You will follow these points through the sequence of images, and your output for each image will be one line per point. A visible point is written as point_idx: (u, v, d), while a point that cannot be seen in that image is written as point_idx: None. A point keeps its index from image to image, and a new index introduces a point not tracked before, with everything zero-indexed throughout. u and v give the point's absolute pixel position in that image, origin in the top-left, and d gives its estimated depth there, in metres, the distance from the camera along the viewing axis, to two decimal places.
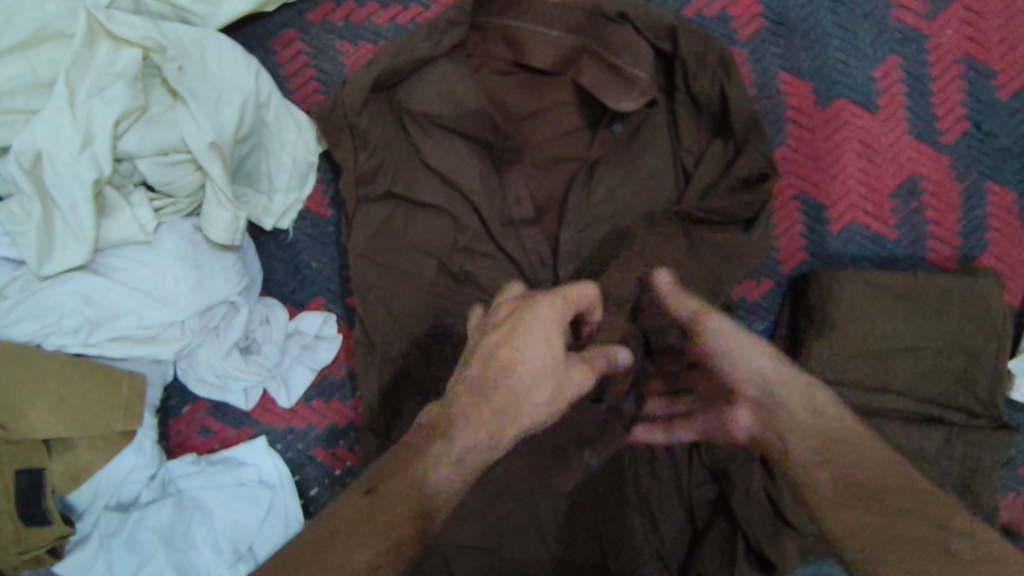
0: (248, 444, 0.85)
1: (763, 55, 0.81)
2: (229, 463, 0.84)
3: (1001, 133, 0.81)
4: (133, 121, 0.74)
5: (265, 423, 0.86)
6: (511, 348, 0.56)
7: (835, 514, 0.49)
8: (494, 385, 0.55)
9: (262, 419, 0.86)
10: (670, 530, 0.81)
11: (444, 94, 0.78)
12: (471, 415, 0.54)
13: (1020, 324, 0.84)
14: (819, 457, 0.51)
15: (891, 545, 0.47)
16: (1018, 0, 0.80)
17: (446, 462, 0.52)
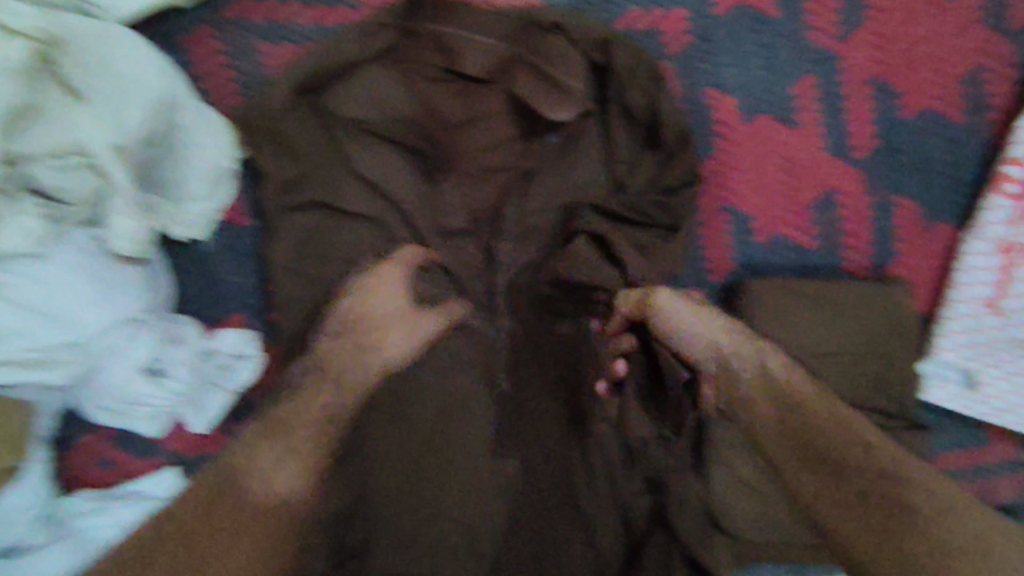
0: (158, 474, 0.78)
1: (690, 70, 0.84)
2: (135, 497, 0.76)
3: (906, 150, 0.87)
4: (20, 118, 0.64)
5: (177, 450, 0.80)
6: (366, 302, 0.71)
7: (813, 499, 0.66)
8: (368, 328, 0.71)
9: (174, 446, 0.79)
10: (607, 542, 0.78)
11: (375, 100, 0.76)
12: (341, 353, 0.69)
13: (925, 329, 0.89)
14: (800, 459, 0.68)
15: (853, 526, 0.63)
16: (917, 27, 0.86)
17: (326, 389, 0.67)
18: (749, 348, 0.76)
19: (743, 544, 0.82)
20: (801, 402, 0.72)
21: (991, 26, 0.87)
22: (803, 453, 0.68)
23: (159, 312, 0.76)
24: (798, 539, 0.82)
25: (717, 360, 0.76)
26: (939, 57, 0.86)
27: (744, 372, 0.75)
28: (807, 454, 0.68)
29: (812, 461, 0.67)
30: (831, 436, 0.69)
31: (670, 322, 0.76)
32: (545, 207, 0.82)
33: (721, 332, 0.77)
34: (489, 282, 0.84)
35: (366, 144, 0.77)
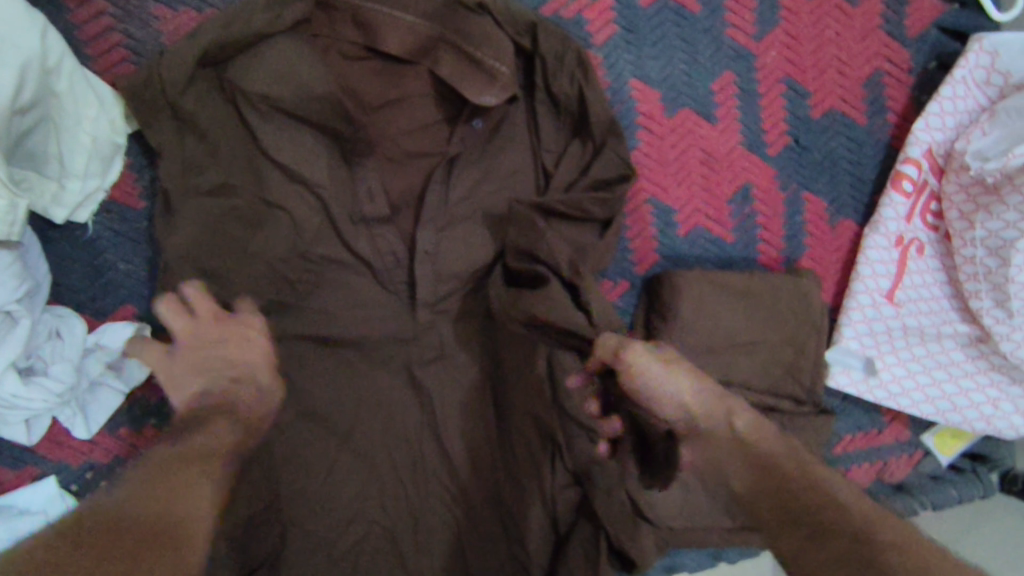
0: (34, 486, 0.69)
1: (615, 60, 0.83)
2: (6, 514, 0.67)
3: (815, 147, 0.90)
4: None
5: (55, 460, 0.70)
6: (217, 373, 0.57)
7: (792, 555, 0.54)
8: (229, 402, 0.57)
9: (51, 456, 0.70)
10: (534, 537, 0.78)
11: (285, 75, 0.69)
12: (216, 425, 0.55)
13: (833, 318, 0.93)
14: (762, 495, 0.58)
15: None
16: (826, 29, 0.90)
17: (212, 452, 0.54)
18: (720, 412, 0.63)
19: (667, 532, 0.82)
20: (755, 448, 0.61)
21: (889, 33, 0.92)
22: (779, 496, 0.57)
23: (35, 306, 0.66)
24: (716, 523, 0.84)
25: (686, 421, 0.63)
26: (845, 60, 0.91)
27: (714, 432, 0.62)
28: (767, 489, 0.58)
29: (784, 508, 0.56)
30: (804, 490, 0.57)
31: (650, 385, 0.62)
32: (469, 196, 0.78)
33: (700, 388, 0.63)
34: (410, 273, 0.78)
35: (276, 122, 0.71)
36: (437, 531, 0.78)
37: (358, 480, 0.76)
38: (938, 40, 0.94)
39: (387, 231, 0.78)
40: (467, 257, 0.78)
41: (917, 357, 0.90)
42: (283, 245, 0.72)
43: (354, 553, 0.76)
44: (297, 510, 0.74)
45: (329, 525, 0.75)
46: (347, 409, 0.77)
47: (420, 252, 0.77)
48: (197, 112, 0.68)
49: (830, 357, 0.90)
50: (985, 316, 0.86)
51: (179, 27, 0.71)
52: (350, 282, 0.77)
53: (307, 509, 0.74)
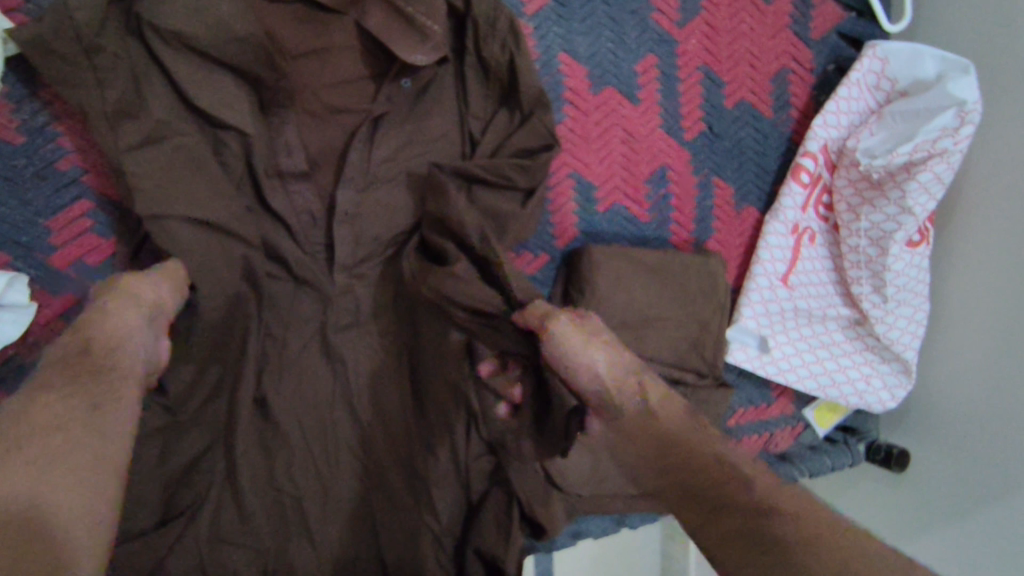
0: None
1: (546, 32, 0.83)
2: None
3: (726, 136, 0.95)
4: None
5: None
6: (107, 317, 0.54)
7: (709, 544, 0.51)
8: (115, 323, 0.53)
9: None
10: (445, 508, 0.77)
11: (202, 11, 0.64)
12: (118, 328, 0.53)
13: (733, 298, 1.00)
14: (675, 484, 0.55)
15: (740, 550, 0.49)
16: (742, 24, 0.95)
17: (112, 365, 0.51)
18: (633, 384, 0.63)
19: (574, 499, 0.84)
20: (662, 427, 0.59)
21: (796, 34, 0.98)
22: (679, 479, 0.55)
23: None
24: (623, 490, 0.87)
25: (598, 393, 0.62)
26: (757, 55, 0.96)
27: (624, 411, 0.61)
28: (667, 467, 0.56)
29: (686, 485, 0.54)
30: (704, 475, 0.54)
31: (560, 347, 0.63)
32: (391, 158, 0.75)
33: (612, 359, 0.64)
34: (328, 234, 0.75)
35: (184, 58, 0.64)
36: (346, 501, 0.76)
37: (264, 447, 0.73)
38: (838, 45, 1.01)
39: (304, 188, 0.74)
40: (389, 224, 0.76)
41: (804, 337, 0.97)
42: None
43: (257, 526, 0.72)
44: (195, 480, 0.69)
45: (230, 494, 0.71)
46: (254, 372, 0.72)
47: (338, 213, 0.74)
48: (101, 42, 0.61)
49: (729, 335, 0.96)
50: (865, 300, 0.95)
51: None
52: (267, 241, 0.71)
53: (203, 476, 0.69)
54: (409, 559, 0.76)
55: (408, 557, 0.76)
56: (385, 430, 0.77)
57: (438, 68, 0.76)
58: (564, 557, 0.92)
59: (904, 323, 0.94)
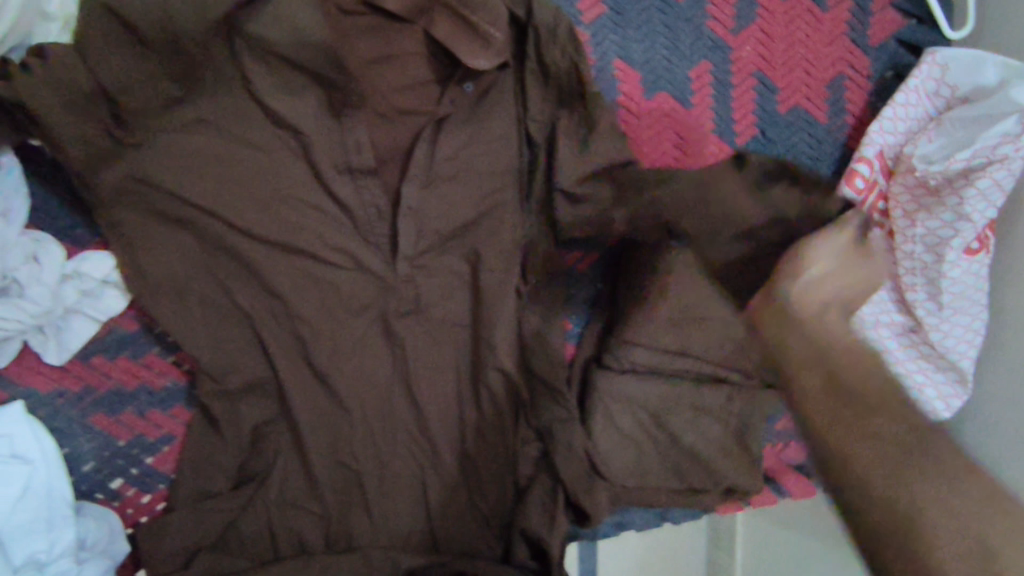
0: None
1: (602, 39, 0.87)
2: None
3: (779, 140, 0.97)
4: None
5: (24, 384, 0.71)
6: None
7: None
8: None
9: (21, 379, 0.71)
10: (492, 491, 0.83)
11: (284, 20, 0.68)
12: None
13: None
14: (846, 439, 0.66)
15: None
16: (797, 31, 0.96)
17: None
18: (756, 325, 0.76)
19: (619, 489, 0.87)
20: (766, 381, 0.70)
21: (853, 40, 0.99)
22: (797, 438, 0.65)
23: (14, 227, 0.67)
24: (668, 484, 0.88)
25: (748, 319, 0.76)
26: (812, 61, 0.97)
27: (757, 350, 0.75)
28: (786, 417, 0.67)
29: None
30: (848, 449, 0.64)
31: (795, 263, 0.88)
32: (453, 156, 0.80)
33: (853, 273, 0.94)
34: (391, 227, 0.79)
35: (266, 62, 0.70)
36: (402, 478, 0.81)
37: (329, 423, 0.78)
38: (896, 51, 1.01)
39: (374, 183, 0.77)
40: (451, 220, 0.81)
41: None
42: (265, 189, 0.73)
43: (321, 495, 0.77)
44: (265, 449, 0.76)
45: (298, 463, 0.77)
46: (325, 353, 0.78)
47: (403, 207, 0.78)
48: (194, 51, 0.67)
49: None
50: (919, 307, 0.95)
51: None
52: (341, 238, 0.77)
53: (278, 445, 0.76)
54: (457, 534, 0.82)
55: (456, 532, 0.82)
56: (442, 413, 0.82)
57: (499, 73, 0.80)
58: (606, 541, 0.96)
59: (960, 332, 0.93)
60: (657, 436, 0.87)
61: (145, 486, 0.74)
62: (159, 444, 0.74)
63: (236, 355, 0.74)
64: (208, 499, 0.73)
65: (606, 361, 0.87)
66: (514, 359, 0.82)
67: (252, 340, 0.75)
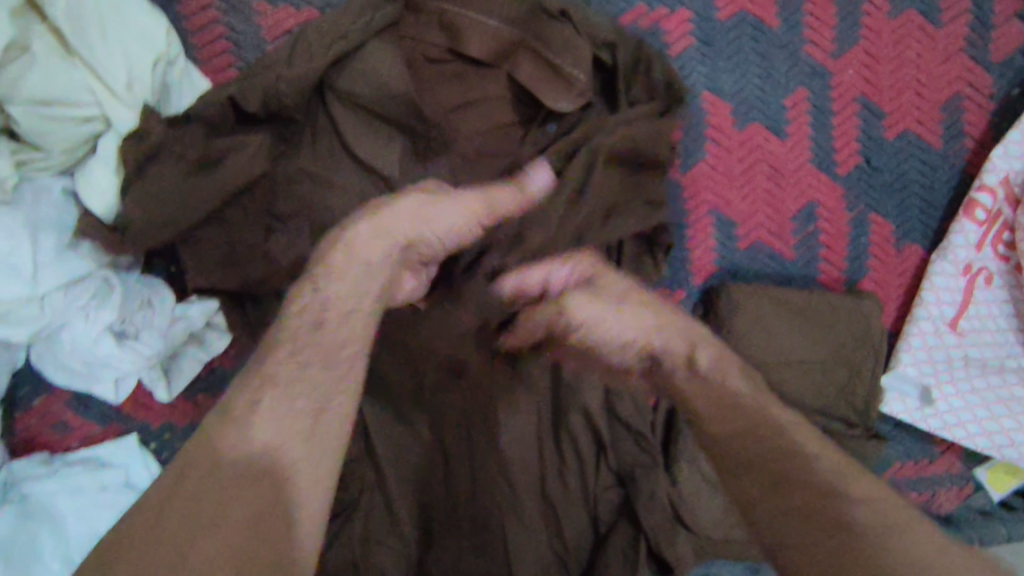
0: (116, 441, 0.73)
1: (690, 71, 0.84)
2: (91, 464, 0.73)
3: (886, 169, 0.89)
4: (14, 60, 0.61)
5: (139, 420, 0.75)
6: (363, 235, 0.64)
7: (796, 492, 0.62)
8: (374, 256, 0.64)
9: (136, 415, 0.75)
10: (573, 534, 0.81)
11: (371, 76, 0.71)
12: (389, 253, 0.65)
13: (891, 343, 0.93)
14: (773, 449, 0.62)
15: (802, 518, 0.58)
16: (907, 51, 0.89)
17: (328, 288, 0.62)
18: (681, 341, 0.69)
19: (704, 540, 0.82)
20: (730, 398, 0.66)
21: (972, 57, 0.90)
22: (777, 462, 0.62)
23: (130, 279, 0.69)
24: (760, 537, 0.82)
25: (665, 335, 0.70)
26: (924, 82, 0.89)
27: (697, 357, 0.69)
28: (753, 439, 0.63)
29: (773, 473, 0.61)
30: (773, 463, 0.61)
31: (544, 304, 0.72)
32: None
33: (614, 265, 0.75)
34: None
35: (352, 116, 0.72)
36: (482, 520, 0.80)
37: (413, 460, 0.80)
38: None
39: None
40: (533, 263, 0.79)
41: (975, 389, 0.88)
42: None
43: (405, 532, 0.79)
44: (350, 486, 0.79)
45: (383, 498, 0.79)
46: (407, 392, 0.81)
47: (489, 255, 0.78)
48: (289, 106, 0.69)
49: (885, 382, 0.89)
50: None
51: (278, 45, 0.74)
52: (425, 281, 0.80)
53: (365, 479, 0.79)
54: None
55: None
56: (525, 455, 0.82)
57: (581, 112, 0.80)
58: None
59: None
60: None
61: None
62: None
63: None
64: None
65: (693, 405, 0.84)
66: (599, 400, 0.82)
67: None
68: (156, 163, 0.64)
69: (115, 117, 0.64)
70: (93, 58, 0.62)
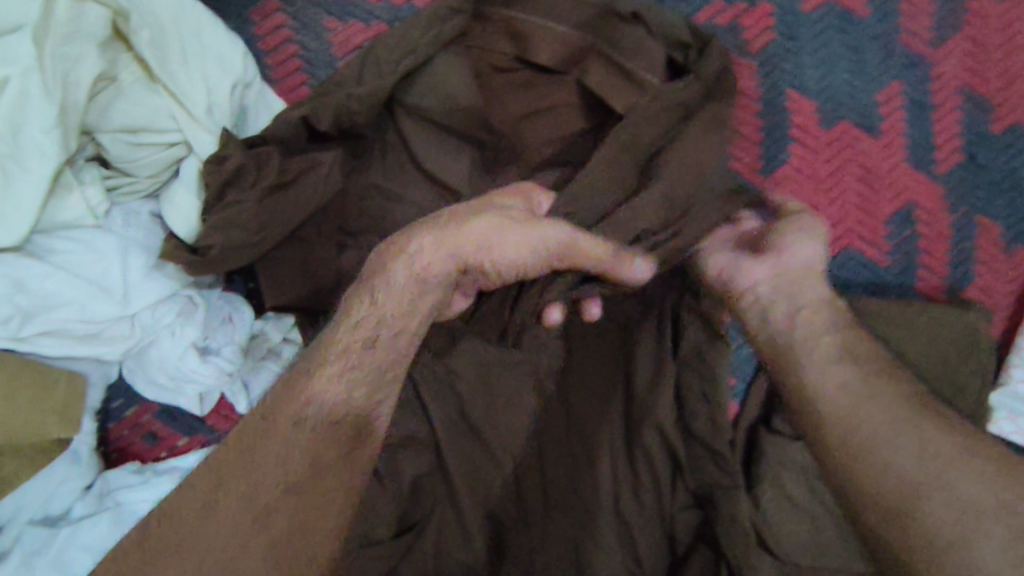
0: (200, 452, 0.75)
1: (772, 68, 0.79)
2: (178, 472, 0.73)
3: (994, 166, 0.82)
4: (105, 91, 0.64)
5: (220, 432, 0.77)
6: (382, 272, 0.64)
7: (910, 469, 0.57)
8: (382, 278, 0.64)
9: (216, 427, 0.76)
10: (648, 553, 0.78)
11: (442, 92, 0.71)
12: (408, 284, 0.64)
13: (1000, 356, 0.84)
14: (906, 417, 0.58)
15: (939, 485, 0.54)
16: (1019, 35, 0.81)
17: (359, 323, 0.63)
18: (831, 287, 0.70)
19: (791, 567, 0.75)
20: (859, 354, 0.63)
21: None
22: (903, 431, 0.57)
23: (209, 305, 0.71)
24: (851, 565, 0.75)
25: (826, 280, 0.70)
26: None
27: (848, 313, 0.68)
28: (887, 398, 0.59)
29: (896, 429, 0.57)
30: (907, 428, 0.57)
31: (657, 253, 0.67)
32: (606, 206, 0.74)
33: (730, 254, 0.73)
34: None
35: (422, 131, 0.73)
36: (553, 536, 0.79)
37: (482, 473, 0.80)
38: None
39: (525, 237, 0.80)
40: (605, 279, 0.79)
41: None
42: None
43: (475, 544, 0.78)
44: (423, 497, 0.78)
45: (453, 511, 0.78)
46: (479, 406, 0.79)
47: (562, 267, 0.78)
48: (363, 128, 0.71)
49: (994, 400, 0.81)
50: None
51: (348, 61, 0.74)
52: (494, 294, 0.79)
53: (436, 492, 0.79)
54: None
55: None
56: (599, 471, 0.79)
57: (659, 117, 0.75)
58: None
59: None
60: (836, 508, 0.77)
61: None
62: None
63: (401, 408, 0.78)
64: (372, 544, 0.75)
65: (775, 424, 0.80)
66: (676, 415, 0.78)
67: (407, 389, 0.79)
68: (233, 189, 0.65)
69: (196, 142, 0.65)
70: (176, 86, 0.64)
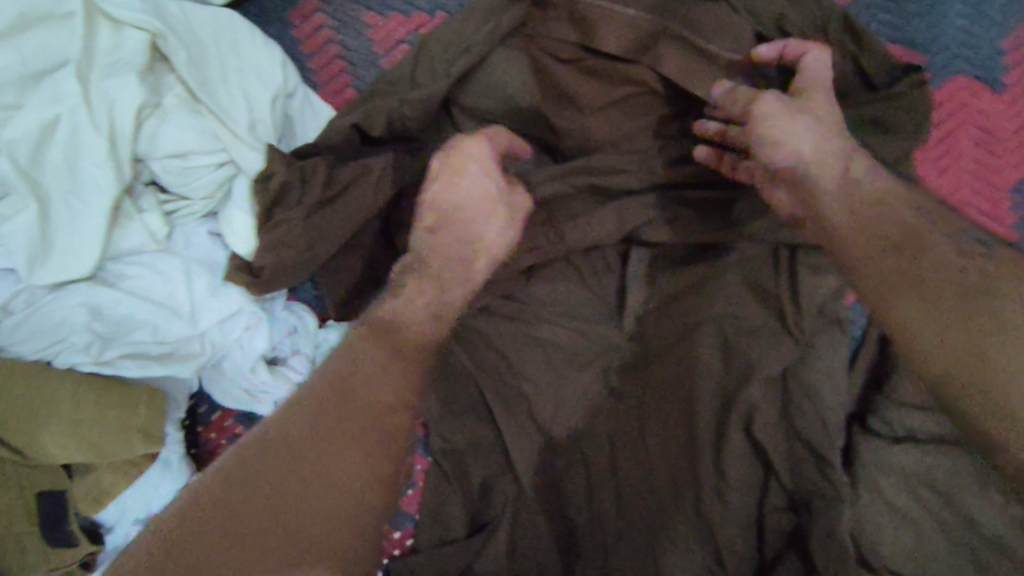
0: None
1: (868, 22, 0.72)
2: None
3: None
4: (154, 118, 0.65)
5: None
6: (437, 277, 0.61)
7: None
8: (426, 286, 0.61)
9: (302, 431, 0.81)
10: (735, 561, 0.71)
11: (494, 88, 0.70)
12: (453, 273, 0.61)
13: None
14: None
15: None
16: None
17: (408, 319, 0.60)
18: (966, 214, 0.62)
19: None
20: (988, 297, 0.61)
21: None
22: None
23: (274, 319, 0.72)
24: None
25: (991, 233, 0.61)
26: None
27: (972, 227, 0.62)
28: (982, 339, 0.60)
29: None
30: None
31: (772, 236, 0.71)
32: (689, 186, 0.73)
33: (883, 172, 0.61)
34: (621, 278, 0.78)
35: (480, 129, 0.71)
36: (630, 539, 0.74)
37: (551, 473, 0.78)
38: None
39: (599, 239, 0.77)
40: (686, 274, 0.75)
41: None
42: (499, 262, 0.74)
43: (544, 546, 0.75)
44: (491, 499, 0.77)
45: (533, 510, 0.76)
46: (548, 404, 0.77)
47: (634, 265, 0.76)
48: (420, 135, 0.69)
49: None
50: None
51: (395, 58, 0.73)
52: (559, 292, 0.77)
53: (508, 493, 0.77)
54: None
55: None
56: (677, 474, 0.74)
57: None
58: None
59: None
60: (952, 520, 0.67)
61: (394, 526, 0.83)
62: (406, 488, 0.83)
63: (465, 409, 0.78)
64: (446, 544, 0.76)
65: (872, 424, 0.74)
66: (772, 403, 0.72)
67: (470, 386, 0.78)
68: (280, 208, 0.65)
69: (241, 159, 0.66)
70: (217, 105, 0.65)
